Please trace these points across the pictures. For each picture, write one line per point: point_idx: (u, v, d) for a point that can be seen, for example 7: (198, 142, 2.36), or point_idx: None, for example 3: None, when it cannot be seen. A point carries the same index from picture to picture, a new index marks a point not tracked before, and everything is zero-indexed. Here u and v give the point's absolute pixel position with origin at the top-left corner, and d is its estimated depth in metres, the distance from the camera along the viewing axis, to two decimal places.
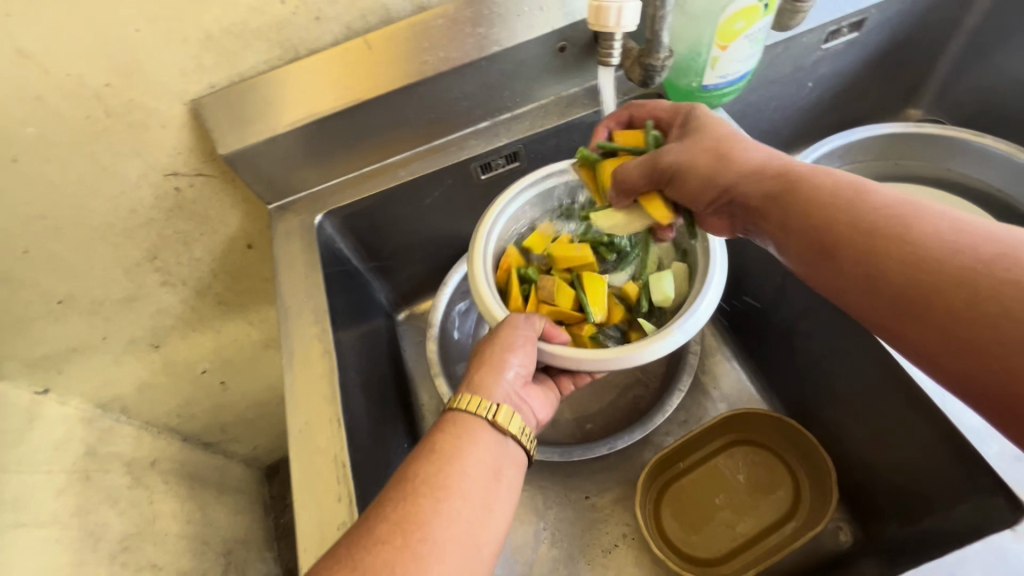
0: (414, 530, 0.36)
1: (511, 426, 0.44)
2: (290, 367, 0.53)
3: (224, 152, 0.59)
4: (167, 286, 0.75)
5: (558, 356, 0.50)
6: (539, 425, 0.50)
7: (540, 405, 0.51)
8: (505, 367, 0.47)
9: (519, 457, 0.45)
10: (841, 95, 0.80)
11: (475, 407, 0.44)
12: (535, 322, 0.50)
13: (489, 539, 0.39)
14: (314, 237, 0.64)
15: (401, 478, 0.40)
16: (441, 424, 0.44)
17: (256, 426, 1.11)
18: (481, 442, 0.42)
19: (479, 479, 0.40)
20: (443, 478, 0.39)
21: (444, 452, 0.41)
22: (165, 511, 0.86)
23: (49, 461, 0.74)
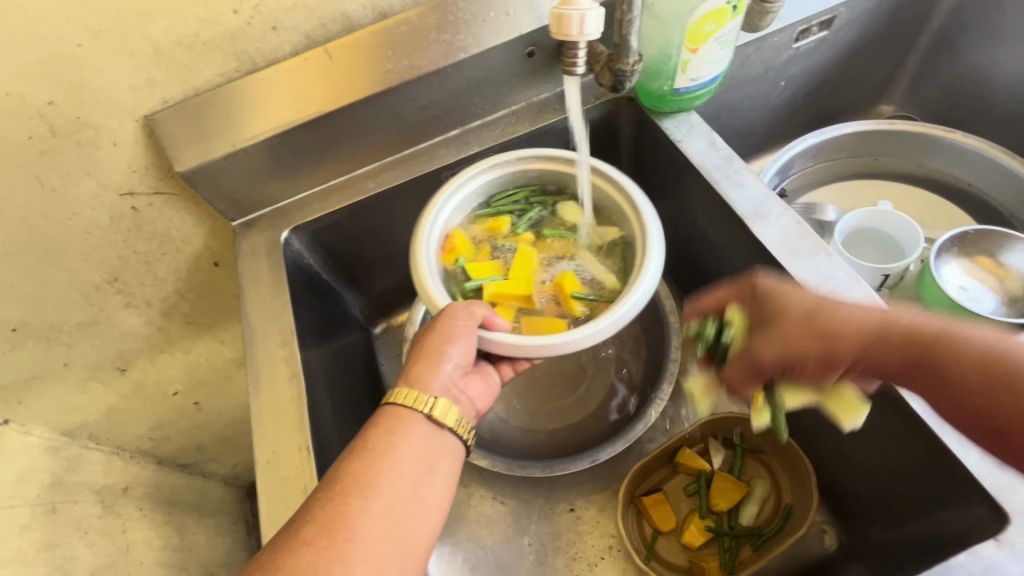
0: (340, 530, 0.36)
1: (448, 419, 0.44)
2: (256, 393, 0.51)
3: (182, 169, 0.56)
4: (131, 308, 0.72)
5: (494, 343, 0.48)
6: (478, 414, 0.50)
7: (480, 393, 0.50)
8: (442, 358, 0.46)
9: (456, 449, 0.45)
10: (813, 92, 0.80)
11: (412, 402, 0.44)
12: (475, 309, 0.47)
13: (423, 535, 0.39)
14: (281, 255, 0.62)
15: (331, 476, 0.39)
16: (379, 417, 0.44)
17: (235, 446, 1.08)
18: (417, 435, 0.43)
19: (410, 475, 0.40)
20: (373, 476, 0.39)
21: (377, 448, 0.41)
22: (140, 539, 0.83)
23: (11, 495, 0.70)
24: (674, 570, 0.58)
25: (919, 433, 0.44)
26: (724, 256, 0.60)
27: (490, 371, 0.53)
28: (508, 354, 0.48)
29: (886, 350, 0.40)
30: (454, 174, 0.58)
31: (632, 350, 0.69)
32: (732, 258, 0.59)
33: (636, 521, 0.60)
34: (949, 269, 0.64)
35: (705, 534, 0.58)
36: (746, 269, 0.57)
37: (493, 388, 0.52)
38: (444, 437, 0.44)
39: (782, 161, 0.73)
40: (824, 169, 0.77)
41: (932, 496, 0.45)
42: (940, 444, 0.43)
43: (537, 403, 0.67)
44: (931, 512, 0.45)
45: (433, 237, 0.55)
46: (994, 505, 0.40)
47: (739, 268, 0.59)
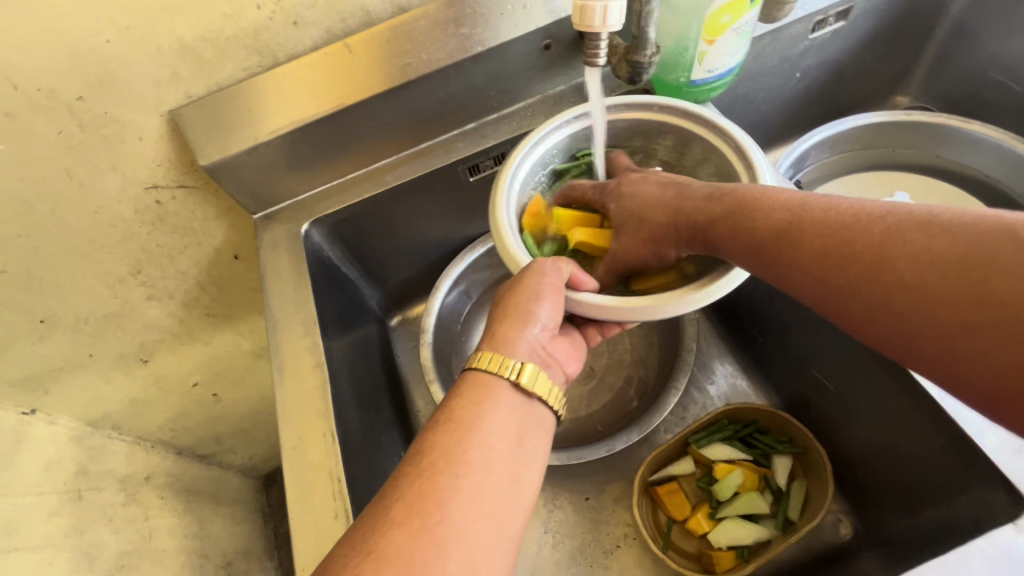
0: (432, 512, 0.34)
1: (536, 386, 0.43)
2: (281, 382, 0.52)
3: (205, 163, 0.57)
4: (153, 300, 0.74)
5: (582, 304, 0.48)
6: (565, 381, 0.50)
7: (567, 360, 0.50)
8: (530, 321, 0.46)
9: (544, 421, 0.44)
10: (829, 84, 0.80)
11: (498, 367, 0.43)
12: (562, 268, 0.48)
13: (515, 515, 0.37)
14: (301, 247, 0.63)
15: (417, 452, 0.38)
16: (462, 389, 0.42)
17: (252, 437, 1.10)
18: (504, 408, 0.41)
19: (500, 451, 0.39)
20: (462, 452, 0.37)
21: (463, 423, 0.39)
22: (162, 526, 0.85)
23: (39, 483, 0.72)
24: (685, 558, 0.59)
25: (935, 419, 0.44)
26: None
27: (573, 337, 0.53)
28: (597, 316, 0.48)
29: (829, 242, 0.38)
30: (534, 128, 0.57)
31: (646, 341, 0.69)
32: None
33: (649, 511, 0.60)
34: None
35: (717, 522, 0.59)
36: None
37: (577, 354, 0.52)
38: (531, 407, 0.43)
39: (798, 152, 0.73)
40: (839, 160, 0.77)
41: (948, 485, 0.45)
42: (957, 430, 0.43)
43: None
44: (946, 500, 0.46)
45: (511, 201, 0.54)
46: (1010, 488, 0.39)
47: None
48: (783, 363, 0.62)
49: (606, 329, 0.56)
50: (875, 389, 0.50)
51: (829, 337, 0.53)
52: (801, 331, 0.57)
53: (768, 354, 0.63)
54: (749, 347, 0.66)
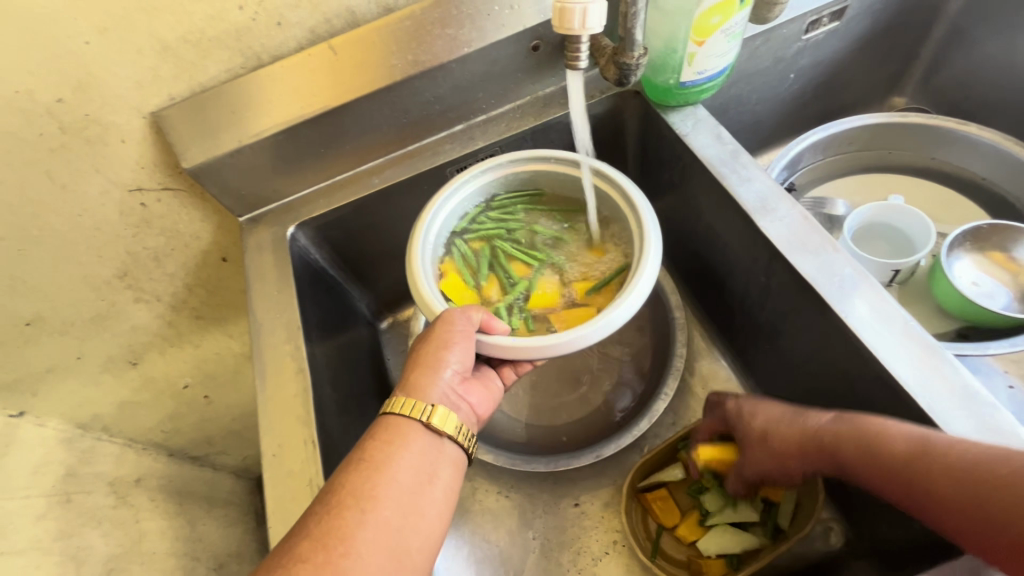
0: (336, 545, 0.37)
1: (447, 426, 0.44)
2: (262, 388, 0.52)
3: (188, 165, 0.56)
4: (141, 303, 0.73)
5: (494, 347, 0.48)
6: (479, 420, 0.50)
7: (480, 400, 0.50)
8: (442, 366, 0.47)
9: (456, 456, 0.45)
10: (824, 85, 0.79)
11: (410, 410, 0.44)
12: (471, 314, 0.48)
13: (420, 546, 0.40)
14: (287, 250, 0.62)
15: (329, 489, 0.40)
16: (375, 428, 0.44)
17: (245, 439, 1.10)
18: (414, 445, 0.43)
19: (409, 485, 0.41)
20: (370, 488, 0.40)
21: (374, 460, 0.41)
22: (153, 529, 0.84)
23: (26, 487, 0.73)
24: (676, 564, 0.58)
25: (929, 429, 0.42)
26: (730, 251, 0.59)
27: (491, 376, 0.53)
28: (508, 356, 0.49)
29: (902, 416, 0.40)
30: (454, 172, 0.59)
31: (638, 346, 0.69)
32: (738, 252, 0.58)
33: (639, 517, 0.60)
34: (960, 264, 0.62)
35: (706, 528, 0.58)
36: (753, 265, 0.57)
37: (493, 393, 0.52)
38: (443, 445, 0.44)
39: (790, 154, 0.72)
40: (833, 163, 0.75)
41: None
42: None
43: (542, 398, 0.67)
44: None
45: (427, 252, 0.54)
46: None
47: (745, 265, 0.58)
48: (773, 368, 0.61)
49: (522, 366, 0.54)
50: (865, 398, 0.48)
51: (816, 345, 0.52)
52: (792, 336, 0.55)
53: (758, 360, 0.63)
54: (740, 352, 0.66)
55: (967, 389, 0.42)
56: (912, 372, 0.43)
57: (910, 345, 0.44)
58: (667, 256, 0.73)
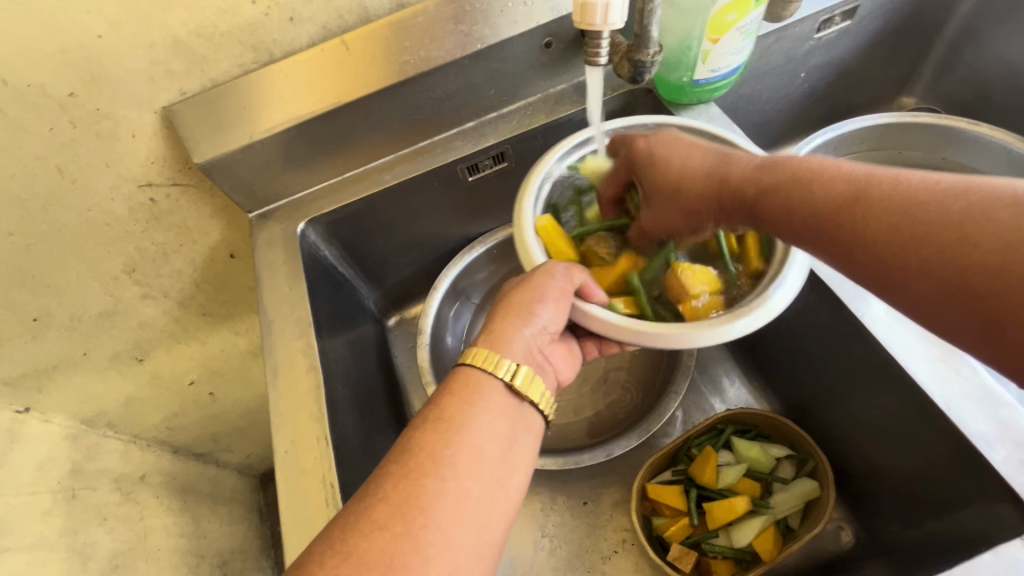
0: (416, 515, 0.33)
1: (529, 391, 0.42)
2: (274, 384, 0.52)
3: (199, 161, 0.56)
4: (149, 299, 0.73)
5: (589, 315, 0.47)
6: (560, 385, 0.49)
7: (561, 366, 0.49)
8: (532, 319, 0.45)
9: (535, 425, 0.43)
10: (834, 84, 0.79)
11: (491, 364, 0.42)
12: (574, 273, 0.47)
13: (499, 521, 0.37)
14: (297, 246, 0.62)
15: (403, 450, 0.37)
16: (454, 383, 0.41)
17: (248, 436, 1.11)
18: (496, 408, 0.40)
19: (490, 453, 0.38)
20: (450, 453, 0.36)
21: (454, 420, 0.38)
22: (157, 526, 0.85)
23: (33, 481, 0.73)
24: (678, 546, 0.56)
25: (943, 432, 0.42)
26: None
27: (570, 345, 0.52)
28: (598, 328, 0.47)
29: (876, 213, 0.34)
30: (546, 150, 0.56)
31: (649, 346, 0.68)
32: None
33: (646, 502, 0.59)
34: None
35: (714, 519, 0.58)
36: None
37: (573, 363, 0.51)
38: (523, 411, 0.42)
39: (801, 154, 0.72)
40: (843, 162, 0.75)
41: (954, 495, 0.44)
42: (964, 441, 0.41)
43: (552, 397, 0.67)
44: (952, 509, 0.44)
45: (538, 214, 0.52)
46: (1020, 503, 0.38)
47: None
48: (785, 367, 0.60)
49: (606, 346, 0.54)
50: (878, 397, 0.48)
51: (828, 344, 0.52)
52: (804, 336, 0.55)
53: (768, 359, 0.63)
54: (751, 351, 0.65)
55: (985, 388, 0.41)
56: (928, 372, 0.43)
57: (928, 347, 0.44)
58: None
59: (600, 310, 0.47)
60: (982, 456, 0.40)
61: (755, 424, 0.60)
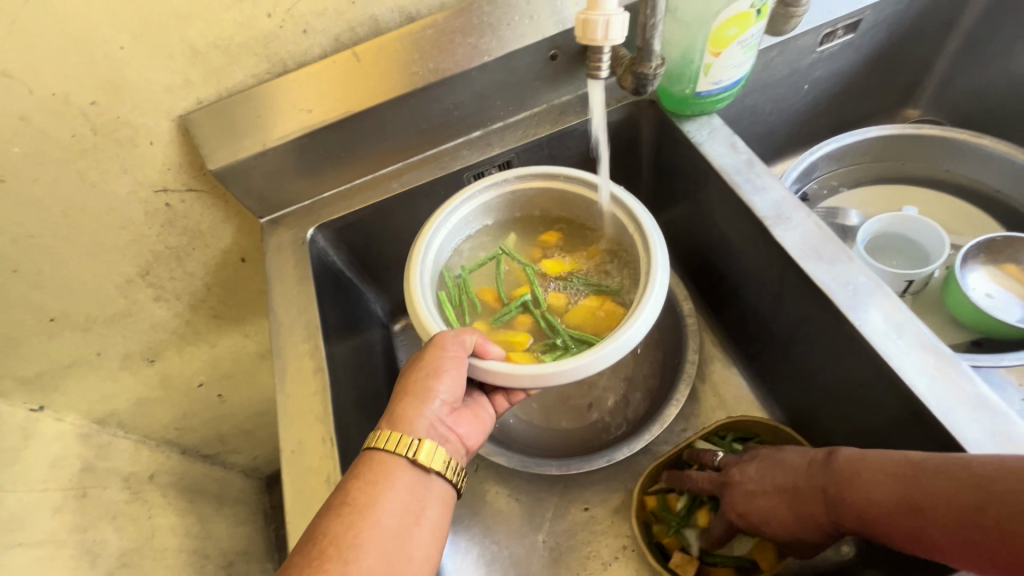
0: None
1: (434, 462, 0.45)
2: (281, 385, 0.53)
3: (214, 167, 0.58)
4: (161, 301, 0.75)
5: (487, 372, 0.50)
6: (467, 451, 0.51)
7: (469, 430, 0.51)
8: (429, 395, 0.48)
9: (444, 492, 0.46)
10: (838, 96, 0.79)
11: (396, 446, 0.45)
12: (465, 339, 0.49)
13: None
14: (307, 252, 0.63)
15: (309, 539, 0.40)
16: (359, 466, 0.44)
17: (254, 438, 1.13)
18: (400, 484, 0.44)
19: (394, 529, 0.41)
20: (352, 535, 0.40)
21: (357, 504, 0.42)
22: (163, 526, 0.87)
23: (45, 479, 0.75)
24: (679, 553, 0.57)
25: (941, 440, 0.42)
26: (744, 260, 0.60)
27: (481, 405, 0.54)
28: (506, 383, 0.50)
29: (945, 533, 0.35)
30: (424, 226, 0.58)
31: (652, 353, 0.69)
32: (753, 263, 0.58)
33: (647, 508, 0.59)
34: (975, 276, 0.62)
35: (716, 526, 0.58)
36: (766, 273, 0.57)
37: (484, 425, 0.53)
38: (430, 480, 0.45)
39: (802, 164, 0.73)
40: (846, 173, 0.76)
41: None
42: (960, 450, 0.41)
43: (552, 403, 0.68)
44: None
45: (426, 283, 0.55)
46: None
47: (759, 272, 0.58)
48: (786, 377, 0.61)
49: (514, 395, 0.56)
50: (878, 406, 0.48)
51: (826, 353, 0.52)
52: (804, 344, 0.55)
53: (768, 368, 0.63)
54: (753, 361, 0.66)
55: (980, 398, 0.42)
56: (925, 380, 0.43)
57: (923, 355, 0.44)
58: (680, 265, 0.74)
59: (501, 363, 0.50)
60: None
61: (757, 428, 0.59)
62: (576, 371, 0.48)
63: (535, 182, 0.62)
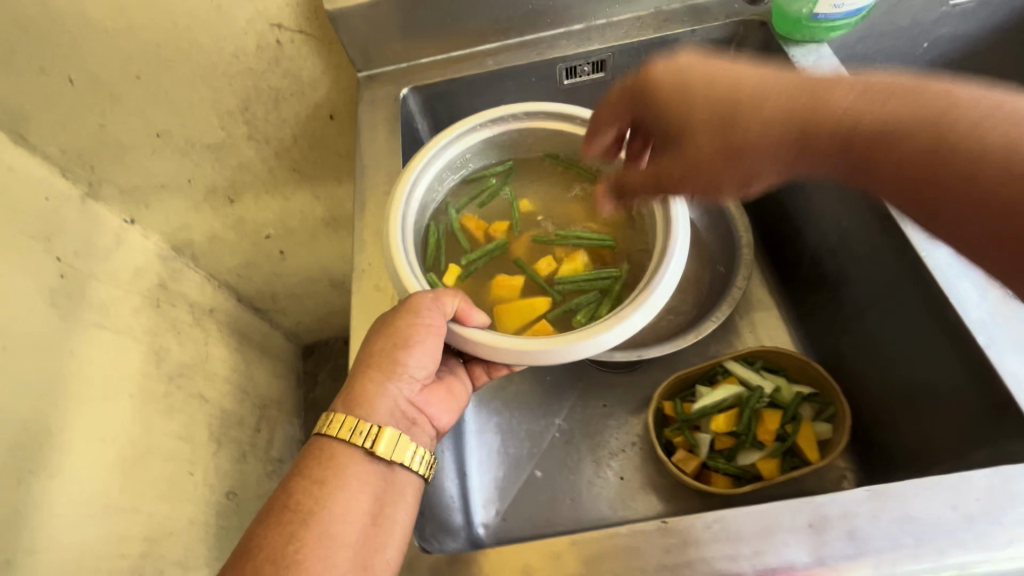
0: None
1: (394, 453, 0.43)
2: (360, 216, 0.58)
3: (330, 7, 0.61)
4: (252, 141, 0.81)
5: (464, 341, 0.45)
6: (439, 431, 0.50)
7: (441, 411, 0.50)
8: (395, 373, 0.46)
9: (408, 482, 0.45)
10: (958, 63, 0.75)
11: (350, 433, 0.43)
12: (444, 304, 0.44)
13: None
14: (398, 108, 0.66)
15: (250, 551, 0.39)
16: (308, 464, 0.43)
17: (301, 304, 1.21)
18: (351, 482, 0.42)
19: (345, 533, 0.40)
20: (294, 550, 0.38)
21: (302, 509, 0.40)
22: (216, 354, 0.99)
23: (130, 282, 0.84)
24: (683, 451, 0.60)
25: (979, 374, 0.43)
26: (818, 195, 0.60)
27: (456, 381, 0.52)
28: (480, 354, 0.45)
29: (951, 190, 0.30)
30: (410, 163, 0.52)
31: (699, 279, 0.70)
32: (829, 197, 0.58)
33: (663, 410, 0.63)
34: None
35: (723, 435, 0.61)
36: (840, 207, 0.57)
37: (457, 402, 0.52)
38: (391, 472, 0.44)
39: None
40: None
41: (973, 437, 0.45)
42: (993, 379, 0.42)
43: None
44: (967, 450, 0.46)
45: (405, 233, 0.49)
46: None
47: (830, 205, 0.58)
48: (828, 320, 0.62)
49: (494, 368, 0.55)
50: (916, 342, 0.50)
51: (877, 294, 0.53)
52: (857, 283, 0.56)
53: (810, 311, 0.65)
54: (798, 305, 0.67)
55: None
56: (980, 312, 0.43)
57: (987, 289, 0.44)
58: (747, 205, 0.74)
59: (476, 332, 0.45)
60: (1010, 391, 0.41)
61: (783, 358, 0.61)
62: (576, 350, 0.43)
63: (548, 123, 0.56)
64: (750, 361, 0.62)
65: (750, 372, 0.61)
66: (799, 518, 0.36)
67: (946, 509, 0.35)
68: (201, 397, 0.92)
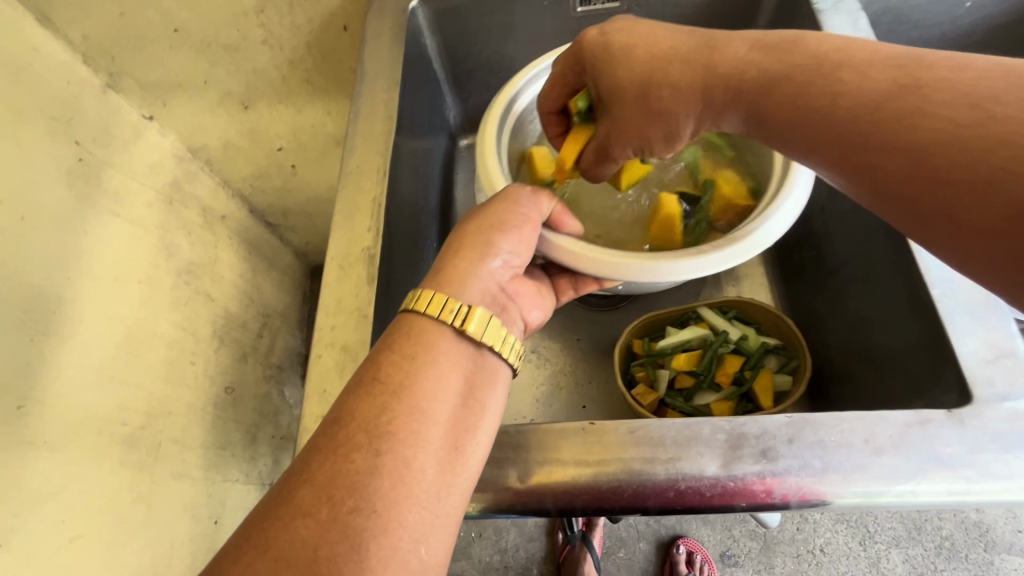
0: (345, 496, 0.33)
1: (484, 334, 0.42)
2: (355, 120, 0.59)
3: None
4: (267, 46, 0.84)
5: (559, 243, 0.51)
6: (528, 327, 0.51)
7: (531, 305, 0.51)
8: (491, 258, 0.47)
9: (495, 373, 0.43)
10: (1000, 29, 0.71)
11: (441, 311, 0.42)
12: (540, 202, 0.49)
13: (449, 492, 0.36)
14: (405, 19, 0.66)
15: (336, 424, 0.36)
16: (395, 342, 0.41)
17: (311, 224, 1.24)
18: (442, 361, 0.40)
19: (440, 411, 0.38)
20: (385, 422, 0.36)
21: (391, 384, 0.38)
22: (224, 259, 1.01)
23: (144, 176, 0.86)
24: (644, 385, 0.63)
25: (930, 330, 0.45)
26: None
27: (543, 287, 0.55)
28: (569, 263, 0.51)
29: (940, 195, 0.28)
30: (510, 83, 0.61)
31: None
32: None
33: (632, 346, 0.65)
34: None
35: (683, 375, 0.63)
36: None
37: (546, 303, 0.53)
38: (481, 357, 0.42)
39: None
40: None
41: (913, 389, 0.47)
42: (940, 335, 0.44)
43: None
44: (907, 402, 0.48)
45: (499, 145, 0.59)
46: (962, 386, 0.41)
47: None
48: (806, 279, 0.63)
49: (580, 284, 0.56)
50: (881, 299, 0.51)
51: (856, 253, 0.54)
52: (839, 242, 0.57)
53: (790, 271, 0.65)
54: (780, 264, 0.67)
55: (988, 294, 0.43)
56: (940, 270, 0.45)
57: None
58: None
59: (569, 244, 0.51)
60: (953, 346, 0.42)
61: (757, 309, 0.61)
62: (685, 269, 0.49)
63: None
64: (724, 308, 0.63)
65: (722, 317, 0.63)
66: (717, 434, 0.39)
67: (859, 441, 0.38)
68: (207, 297, 0.94)
